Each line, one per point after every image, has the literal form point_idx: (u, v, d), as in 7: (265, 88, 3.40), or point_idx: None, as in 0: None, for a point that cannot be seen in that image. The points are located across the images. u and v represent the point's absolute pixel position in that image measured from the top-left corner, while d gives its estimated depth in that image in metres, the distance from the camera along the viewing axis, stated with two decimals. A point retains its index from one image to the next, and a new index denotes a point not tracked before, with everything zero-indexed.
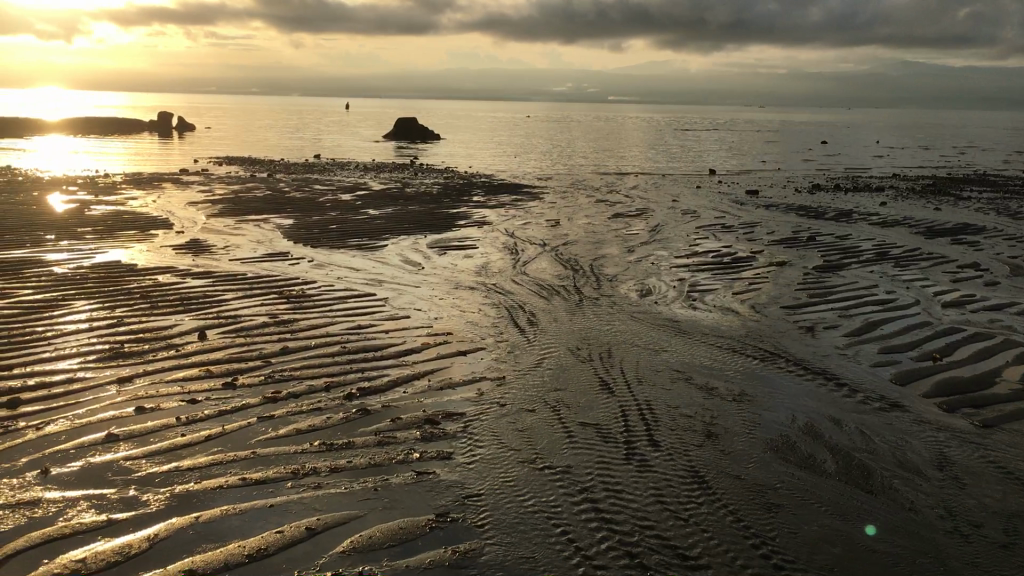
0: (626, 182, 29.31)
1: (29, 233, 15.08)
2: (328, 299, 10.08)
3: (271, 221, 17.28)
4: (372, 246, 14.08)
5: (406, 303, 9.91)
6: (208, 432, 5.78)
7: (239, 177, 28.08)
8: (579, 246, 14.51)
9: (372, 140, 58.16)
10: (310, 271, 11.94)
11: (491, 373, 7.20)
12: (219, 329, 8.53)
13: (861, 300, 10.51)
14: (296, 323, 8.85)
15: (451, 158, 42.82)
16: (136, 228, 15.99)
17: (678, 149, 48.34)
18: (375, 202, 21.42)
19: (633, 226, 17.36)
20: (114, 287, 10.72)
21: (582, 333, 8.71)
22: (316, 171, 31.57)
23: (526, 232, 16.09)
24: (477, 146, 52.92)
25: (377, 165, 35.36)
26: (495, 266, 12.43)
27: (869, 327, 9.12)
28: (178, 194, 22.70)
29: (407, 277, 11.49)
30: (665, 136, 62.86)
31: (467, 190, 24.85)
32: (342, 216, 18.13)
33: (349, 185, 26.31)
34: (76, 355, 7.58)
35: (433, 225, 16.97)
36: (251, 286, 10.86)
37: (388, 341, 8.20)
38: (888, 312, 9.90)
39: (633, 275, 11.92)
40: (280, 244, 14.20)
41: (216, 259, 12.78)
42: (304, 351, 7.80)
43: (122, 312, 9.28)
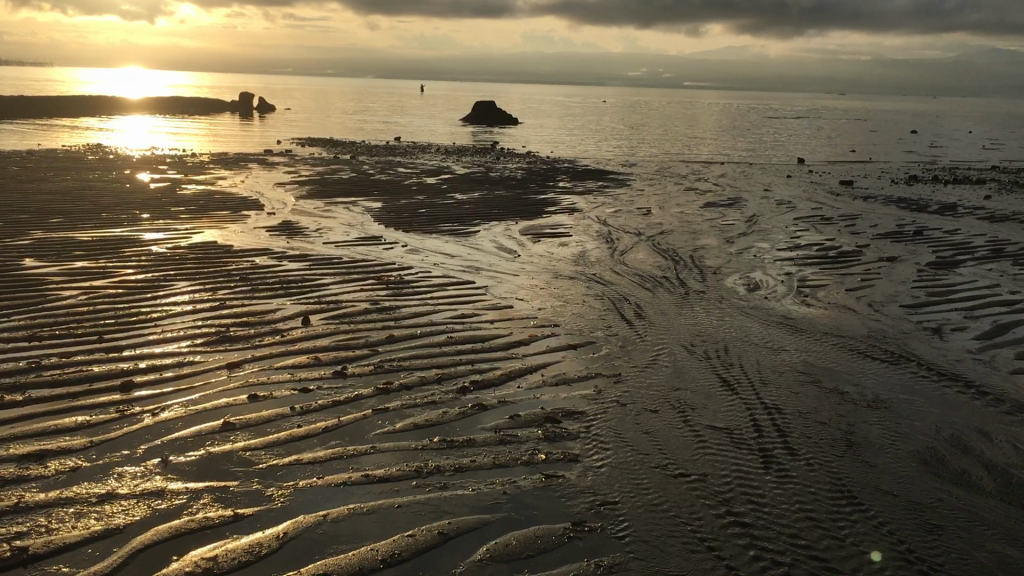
0: (712, 170, 28.64)
1: (126, 211, 15.24)
2: (427, 285, 9.90)
3: (360, 203, 17.23)
4: (464, 232, 13.89)
5: (508, 292, 9.67)
6: (324, 424, 5.61)
7: (322, 159, 28.21)
8: (675, 236, 14.11)
9: (449, 123, 58.13)
10: (405, 255, 11.79)
11: (608, 369, 6.93)
12: (322, 315, 8.39)
13: (985, 300, 9.95)
14: (399, 310, 8.67)
15: (530, 142, 42.48)
16: (228, 208, 16.07)
17: (761, 137, 47.22)
18: (461, 186, 21.26)
19: (728, 216, 16.86)
20: (213, 267, 10.71)
21: (694, 329, 8.36)
22: (398, 154, 31.56)
23: (619, 220, 15.74)
24: (555, 130, 52.44)
25: (458, 148, 35.22)
26: (593, 255, 12.13)
27: (1000, 330, 8.61)
28: (265, 174, 22.83)
29: (504, 265, 11.26)
30: (746, 124, 61.65)
31: (551, 176, 24.52)
32: (430, 200, 17.99)
33: (432, 168, 26.21)
34: (184, 338, 7.51)
35: (522, 211, 16.73)
36: (348, 270, 10.74)
37: (494, 332, 7.97)
38: (1018, 313, 9.34)
39: (737, 268, 11.51)
40: (372, 227, 14.10)
41: (310, 241, 12.72)
42: (410, 340, 7.61)
43: (224, 294, 9.23)
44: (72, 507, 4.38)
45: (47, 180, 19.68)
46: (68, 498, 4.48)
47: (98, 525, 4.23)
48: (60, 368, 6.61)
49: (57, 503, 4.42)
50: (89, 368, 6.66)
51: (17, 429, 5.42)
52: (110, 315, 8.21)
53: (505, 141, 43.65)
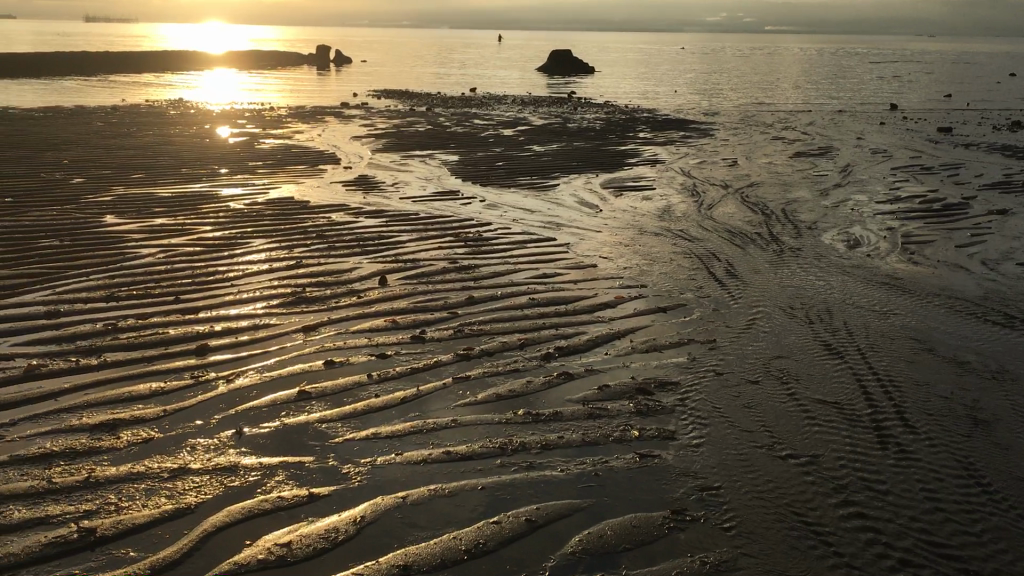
0: (799, 118, 27.53)
1: (204, 166, 15.21)
2: (506, 243, 9.53)
3: (438, 157, 16.92)
4: (544, 186, 13.47)
5: (591, 250, 9.25)
6: (403, 393, 5.33)
7: (398, 111, 27.97)
8: (765, 189, 13.45)
9: (525, 72, 57.31)
10: (484, 211, 11.45)
11: (701, 335, 6.50)
12: (399, 275, 8.10)
13: None
14: (478, 270, 8.33)
15: (608, 91, 41.57)
16: (305, 162, 15.92)
17: (849, 83, 45.36)
18: (540, 138, 20.80)
19: (820, 167, 16.05)
20: (290, 224, 10.52)
21: (792, 291, 7.85)
22: (474, 105, 31.14)
23: (705, 173, 15.13)
24: (633, 79, 51.21)
25: (534, 99, 34.61)
26: (679, 210, 11.60)
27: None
28: (341, 127, 22.67)
29: (586, 220, 10.83)
30: (831, 69, 59.52)
31: (631, 126, 23.83)
32: (507, 153, 17.58)
33: (509, 120, 25.73)
34: (259, 299, 7.30)
35: (603, 163, 16.22)
36: (425, 226, 10.43)
37: (579, 294, 7.58)
38: None
39: (833, 223, 10.88)
40: (450, 181, 13.79)
41: (387, 196, 12.47)
42: (491, 302, 7.28)
43: (300, 252, 9.01)
44: (143, 483, 4.17)
45: (129, 135, 19.83)
46: (138, 473, 4.26)
47: (168, 504, 3.99)
48: (136, 330, 6.45)
49: (128, 478, 4.21)
50: (164, 330, 6.49)
51: (90, 395, 5.24)
52: (186, 274, 8.05)
53: (582, 90, 42.73)
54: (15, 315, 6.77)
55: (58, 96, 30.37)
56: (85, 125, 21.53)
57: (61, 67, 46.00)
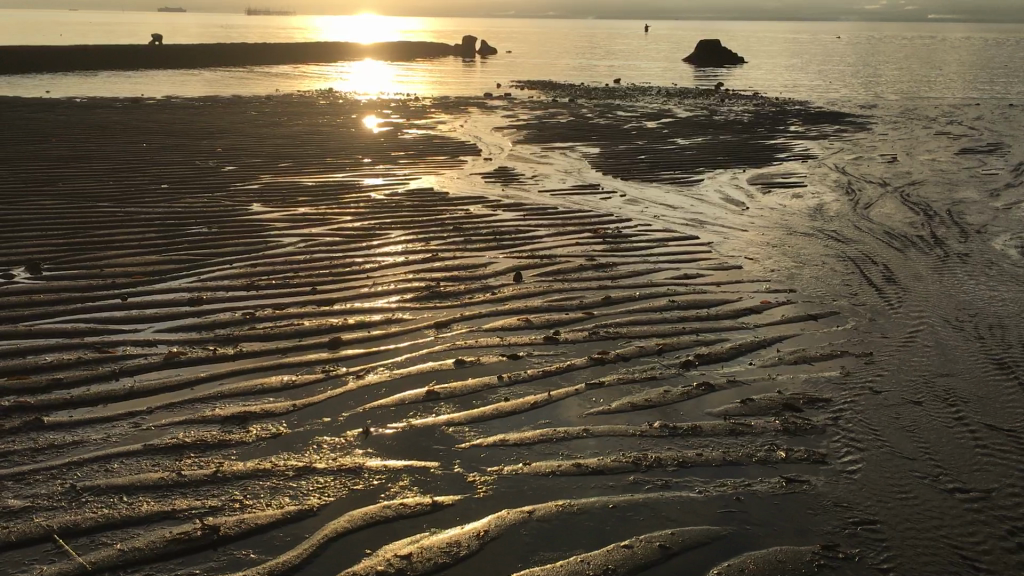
0: (965, 112, 25.81)
1: (349, 156, 15.48)
2: (647, 240, 9.21)
3: (579, 149, 16.67)
4: (687, 181, 13.02)
5: (736, 250, 8.80)
6: (534, 399, 5.13)
7: (541, 102, 27.86)
8: (926, 189, 12.56)
9: (670, 63, 56.25)
10: (624, 206, 11.13)
11: (855, 347, 6.00)
12: (535, 272, 7.92)
13: None
14: (616, 268, 8.05)
15: (756, 83, 40.25)
16: (446, 153, 15.97)
17: (1021, 74, 42.35)
18: (685, 130, 20.25)
19: (989, 165, 14.91)
20: (429, 215, 10.51)
21: (958, 301, 7.20)
22: (618, 96, 30.70)
23: (860, 170, 14.30)
24: (783, 70, 49.44)
25: (679, 91, 33.87)
26: (832, 209, 10.95)
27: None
28: (484, 118, 22.72)
29: (731, 218, 10.35)
30: (999, 60, 55.93)
31: (781, 119, 22.92)
32: (650, 146, 17.16)
33: (653, 112, 25.20)
34: (394, 293, 7.27)
35: (751, 158, 15.58)
36: (563, 221, 10.21)
37: (722, 297, 7.19)
38: None
39: (1005, 226, 10.02)
40: (590, 175, 13.52)
41: (526, 189, 12.32)
42: (628, 303, 7.00)
43: (436, 245, 8.96)
44: (268, 481, 4.12)
45: (281, 125, 20.48)
46: (265, 470, 4.22)
47: (292, 505, 3.92)
48: (272, 321, 6.52)
49: (254, 475, 4.17)
50: (300, 321, 6.52)
51: (224, 386, 5.29)
52: (325, 265, 8.12)
53: (729, 81, 41.58)
54: (161, 302, 6.96)
55: (218, 86, 31.76)
56: (240, 114, 22.36)
57: (222, 59, 48.17)
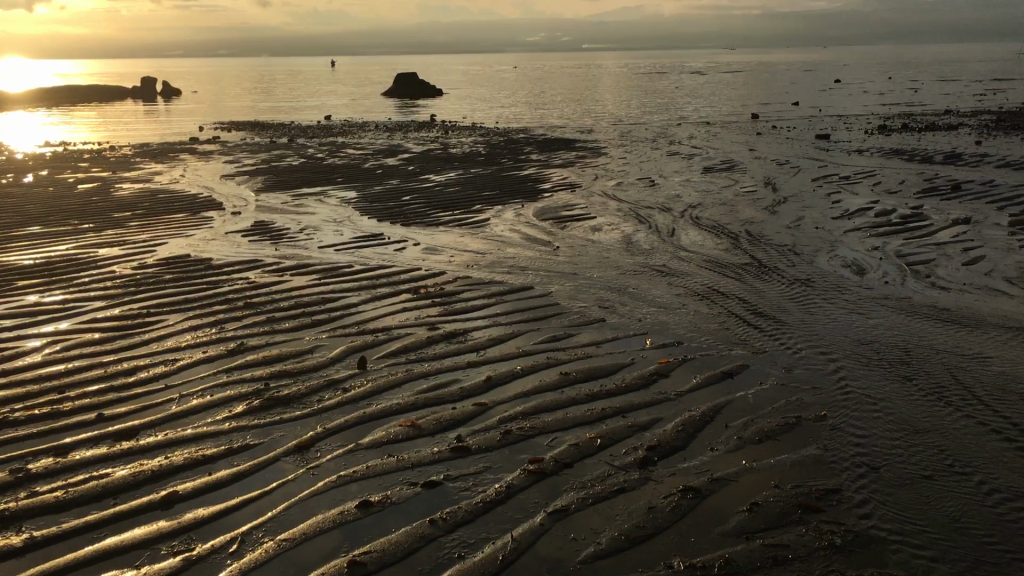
0: (676, 131, 27.10)
1: (61, 222, 12.89)
2: (479, 296, 8.07)
3: (332, 194, 15.14)
4: (472, 222, 12.03)
5: (582, 298, 7.87)
6: (498, 550, 3.80)
7: (258, 144, 25.72)
8: (709, 212, 12.46)
9: (372, 97, 55.41)
10: (425, 257, 9.93)
11: (803, 410, 5.17)
12: (380, 354, 6.51)
13: None
14: (471, 337, 6.84)
15: (465, 113, 40.36)
16: (181, 210, 13.81)
17: (700, 95, 45.94)
18: (430, 166, 19.35)
19: (742, 182, 15.31)
20: (202, 289, 8.68)
21: (847, 335, 6.66)
22: (337, 133, 29.21)
23: (631, 196, 14.11)
24: (484, 100, 50.28)
25: (397, 124, 32.98)
26: (642, 242, 10.41)
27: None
28: (203, 165, 20.40)
29: (549, 261, 9.49)
30: (668, 81, 60.80)
31: (517, 149, 22.63)
32: (407, 186, 15.98)
33: (383, 148, 24.00)
34: (215, 406, 5.56)
35: (518, 191, 14.94)
36: (368, 281, 8.81)
37: (613, 360, 6.20)
38: None
39: (812, 244, 9.97)
40: (364, 224, 12.13)
41: (301, 245, 10.73)
42: (517, 383, 5.79)
43: (233, 329, 7.25)
44: None
45: None
46: None
47: None
48: (62, 477, 4.62)
49: None
50: (104, 471, 4.68)
51: None
52: (99, 376, 6.15)
53: (439, 112, 41.45)
54: None
55: None
56: None
57: None
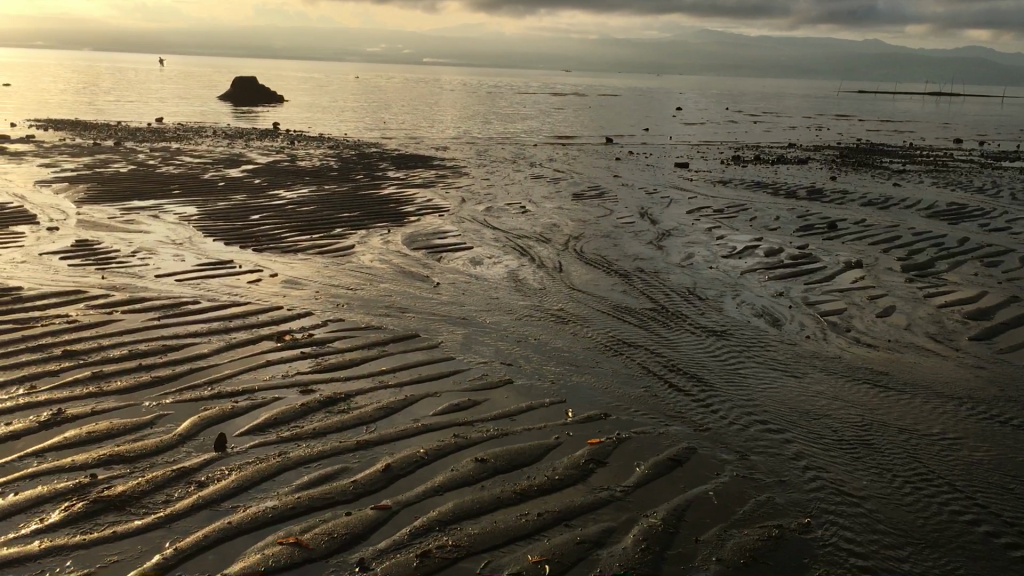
0: (533, 152, 26.47)
1: None
2: (357, 346, 6.86)
3: (171, 210, 13.36)
4: (336, 250, 10.72)
5: (480, 352, 6.81)
6: None
7: (79, 146, 23.13)
8: (592, 244, 11.67)
9: (208, 101, 52.20)
10: (286, 293, 8.57)
11: (784, 516, 4.27)
12: (243, 430, 5.20)
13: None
14: (356, 405, 5.63)
15: (311, 123, 38.36)
16: None
17: (547, 115, 45.82)
18: (279, 180, 17.70)
19: (616, 211, 14.67)
20: (11, 328, 7.00)
21: (791, 404, 5.85)
22: (172, 138, 26.80)
23: (506, 223, 13.17)
24: (329, 109, 48.34)
25: (238, 132, 30.69)
26: (530, 279, 9.46)
27: None
28: (16, 167, 17.86)
29: (432, 301, 8.37)
30: (514, 102, 60.72)
31: (373, 164, 21.29)
32: (255, 202, 14.41)
33: (224, 157, 22.04)
34: (21, 513, 4.10)
35: (383, 213, 13.69)
36: (221, 324, 7.39)
37: (535, 440, 5.15)
38: None
39: (713, 286, 9.28)
40: (211, 248, 10.57)
41: (136, 274, 9.11)
42: (424, 476, 4.64)
43: (49, 389, 5.70)
44: None
45: None
46: None
47: None
48: None
49: None
50: None
51: None
52: None
53: (283, 121, 39.30)
54: None
55: None
56: None
57: None
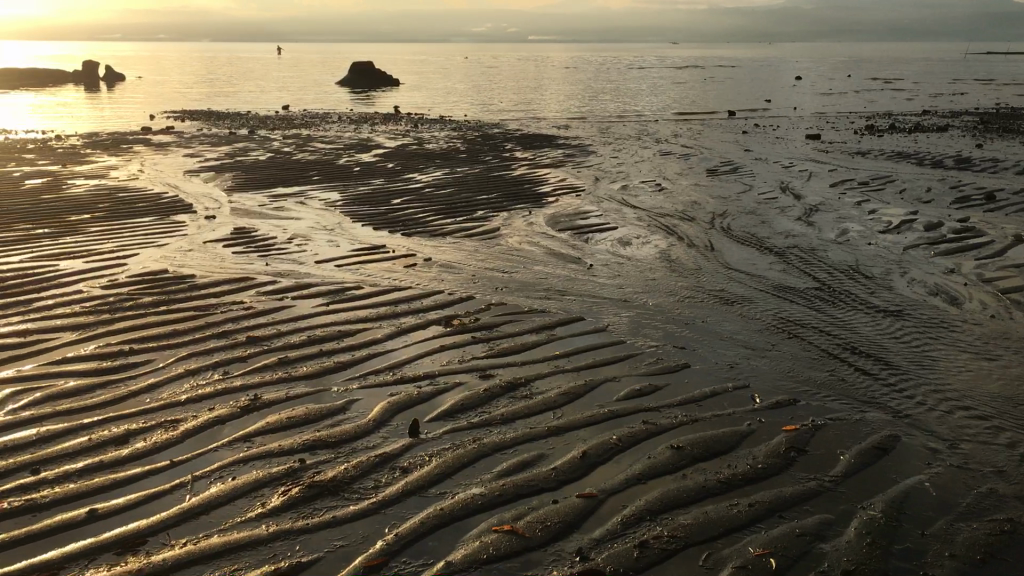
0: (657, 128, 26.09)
1: (14, 213, 11.17)
2: (525, 331, 6.88)
3: (315, 196, 13.69)
4: (483, 233, 10.78)
5: (649, 335, 6.74)
6: None
7: (216, 135, 23.93)
8: (738, 221, 11.41)
9: (327, 87, 53.37)
10: (443, 277, 8.66)
11: (1013, 510, 4.07)
12: (434, 416, 5.26)
13: None
14: (538, 390, 5.64)
15: (429, 105, 38.77)
16: (148, 207, 12.20)
17: (664, 90, 45.01)
18: (411, 163, 17.93)
19: (756, 187, 14.31)
20: (193, 315, 7.28)
21: (990, 389, 5.57)
22: (301, 125, 27.49)
23: (645, 201, 13.01)
24: (445, 91, 48.76)
25: (362, 117, 31.24)
26: (683, 259, 9.31)
27: None
28: (163, 157, 18.62)
29: (589, 283, 8.33)
30: (627, 76, 60.00)
31: (499, 145, 21.35)
32: (394, 186, 14.63)
33: (354, 142, 22.48)
34: (245, 497, 4.25)
35: (520, 194, 13.70)
36: (389, 309, 7.52)
37: (726, 426, 5.05)
38: None
39: (875, 263, 8.94)
40: (362, 233, 10.78)
41: (297, 260, 9.36)
42: (624, 464, 4.60)
43: (241, 375, 5.91)
44: None
45: None
46: None
47: None
48: None
49: None
50: None
51: None
52: (83, 446, 4.74)
53: (401, 103, 39.82)
54: None
55: None
56: None
57: None
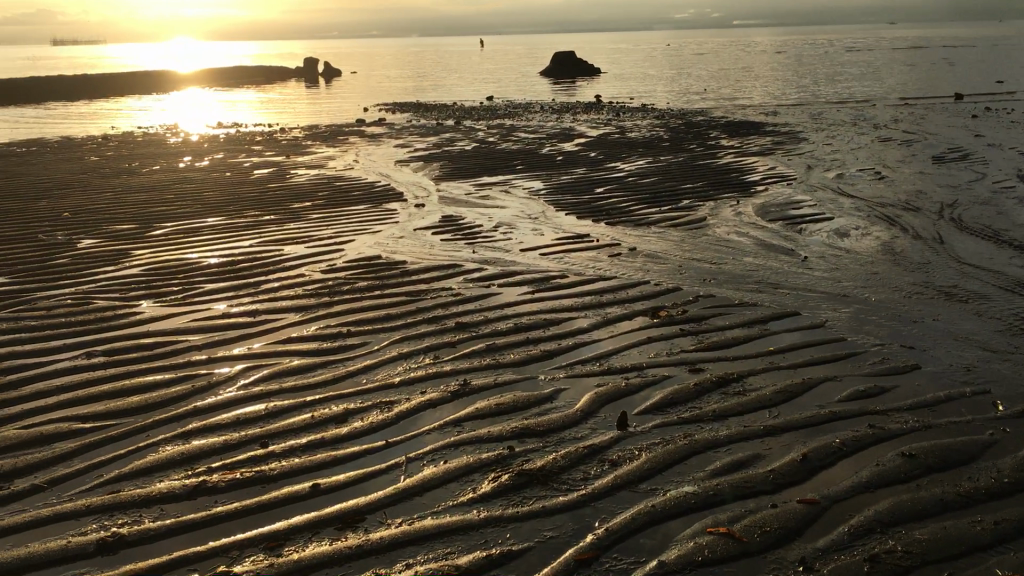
0: (874, 113, 24.62)
1: (244, 201, 11.95)
2: (736, 324, 6.61)
3: (520, 185, 13.83)
4: (688, 222, 10.51)
5: (873, 332, 6.30)
6: None
7: (424, 127, 24.72)
8: (970, 212, 10.53)
9: (530, 78, 54.03)
10: (648, 267, 8.49)
11: None
12: (643, 409, 5.14)
13: None
14: (752, 387, 5.39)
15: (630, 94, 38.45)
16: (363, 195, 12.72)
17: (881, 74, 42.46)
18: (614, 152, 17.79)
19: (990, 175, 13.17)
20: (405, 300, 7.49)
21: None
22: (505, 115, 27.94)
23: (863, 191, 12.27)
24: (647, 79, 48.17)
25: (564, 107, 31.38)
26: (908, 252, 8.69)
27: None
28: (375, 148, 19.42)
29: (804, 276, 7.92)
30: (839, 59, 57.07)
31: (703, 133, 20.81)
32: (597, 176, 14.55)
33: (556, 132, 22.60)
34: (457, 482, 4.29)
35: (727, 183, 13.28)
36: (594, 298, 7.45)
37: (965, 435, 4.62)
38: None
39: None
40: (566, 222, 10.77)
41: (503, 248, 9.46)
42: (849, 469, 4.30)
43: (451, 360, 6.00)
44: None
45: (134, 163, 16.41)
46: None
47: None
48: None
49: None
50: None
51: None
52: (307, 422, 4.96)
53: (602, 92, 39.68)
54: (51, 553, 3.69)
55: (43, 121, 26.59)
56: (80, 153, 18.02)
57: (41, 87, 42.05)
